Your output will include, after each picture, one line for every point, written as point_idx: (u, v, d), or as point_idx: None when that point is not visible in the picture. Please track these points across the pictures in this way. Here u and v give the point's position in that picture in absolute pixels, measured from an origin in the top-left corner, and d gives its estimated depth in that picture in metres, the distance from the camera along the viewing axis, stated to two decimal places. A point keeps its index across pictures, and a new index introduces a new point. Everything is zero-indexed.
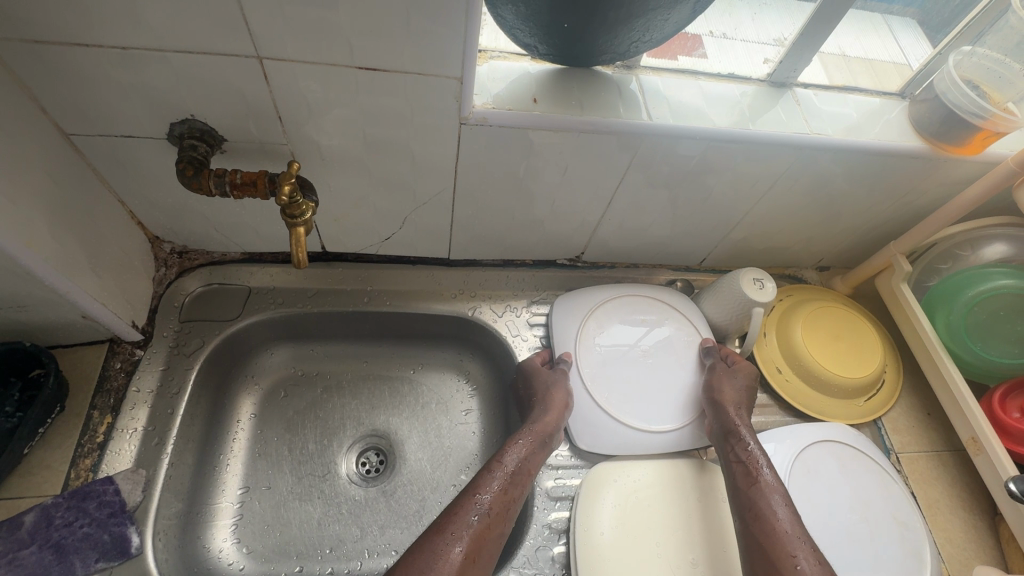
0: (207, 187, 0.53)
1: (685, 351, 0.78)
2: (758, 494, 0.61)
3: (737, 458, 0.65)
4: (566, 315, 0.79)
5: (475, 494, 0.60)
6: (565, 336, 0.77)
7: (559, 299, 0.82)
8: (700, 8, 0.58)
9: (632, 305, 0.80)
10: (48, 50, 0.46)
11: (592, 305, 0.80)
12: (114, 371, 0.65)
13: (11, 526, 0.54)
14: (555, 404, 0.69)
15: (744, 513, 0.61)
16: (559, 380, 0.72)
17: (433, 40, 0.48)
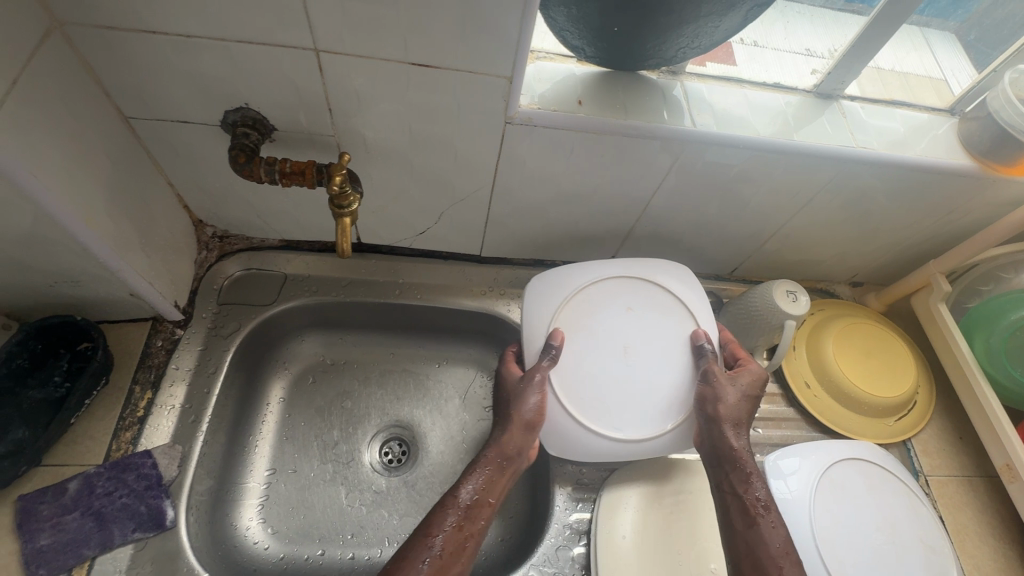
0: (258, 174, 0.54)
1: (674, 345, 0.67)
2: (758, 542, 0.55)
3: (737, 492, 0.59)
4: (538, 306, 0.68)
5: (427, 536, 0.54)
6: (537, 331, 0.67)
7: (529, 287, 0.71)
8: (752, 16, 0.57)
9: (614, 289, 0.69)
10: (116, 37, 0.47)
11: (566, 293, 0.68)
12: (156, 348, 0.67)
13: (57, 491, 0.56)
14: (518, 424, 0.62)
15: (741, 561, 0.55)
16: (527, 395, 0.63)
17: (488, 39, 0.49)
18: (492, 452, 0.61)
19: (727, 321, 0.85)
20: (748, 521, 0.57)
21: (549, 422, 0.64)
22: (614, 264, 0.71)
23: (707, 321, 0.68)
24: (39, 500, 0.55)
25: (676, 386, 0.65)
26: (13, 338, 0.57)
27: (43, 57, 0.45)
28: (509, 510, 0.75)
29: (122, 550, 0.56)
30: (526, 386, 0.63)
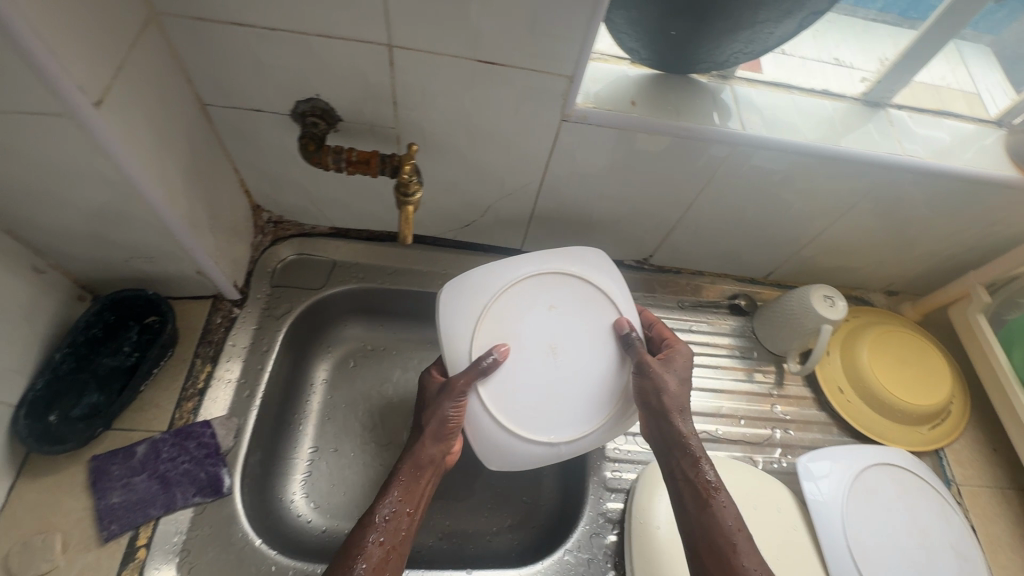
0: (326, 162, 0.57)
1: (598, 337, 0.63)
2: (713, 526, 0.56)
3: (688, 476, 0.59)
4: (455, 309, 0.61)
5: (348, 557, 0.52)
6: (460, 335, 0.60)
7: (443, 291, 0.63)
8: (807, 23, 0.59)
9: (539, 284, 0.64)
10: (207, 28, 0.50)
11: (488, 293, 0.62)
12: (215, 325, 0.71)
13: (127, 454, 0.60)
14: (433, 434, 0.60)
15: (698, 546, 0.55)
16: (442, 404, 0.59)
17: (553, 39, 0.51)
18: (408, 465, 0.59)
19: (761, 326, 0.86)
20: (699, 505, 0.57)
21: (482, 435, 0.59)
22: (538, 255, 0.65)
23: (628, 309, 0.65)
24: (110, 461, 0.59)
25: (606, 381, 0.62)
26: (90, 309, 0.61)
27: (142, 45, 0.48)
28: (541, 498, 0.77)
29: (184, 512, 0.59)
30: (442, 396, 0.59)
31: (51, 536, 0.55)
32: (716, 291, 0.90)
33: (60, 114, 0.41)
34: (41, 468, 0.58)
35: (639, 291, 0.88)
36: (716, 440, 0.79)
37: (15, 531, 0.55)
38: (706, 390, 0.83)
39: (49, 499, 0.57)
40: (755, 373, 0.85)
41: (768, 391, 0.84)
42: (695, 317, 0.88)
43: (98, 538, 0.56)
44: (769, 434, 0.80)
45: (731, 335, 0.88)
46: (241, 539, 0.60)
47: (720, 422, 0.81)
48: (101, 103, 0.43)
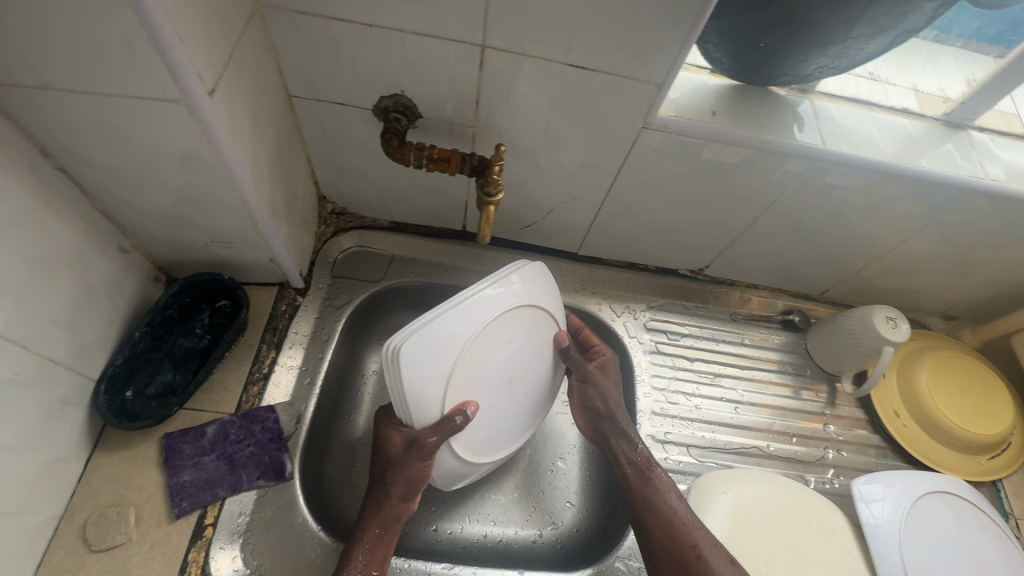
0: (409, 159, 0.58)
1: (542, 357, 0.62)
2: (660, 505, 0.63)
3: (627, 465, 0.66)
4: (421, 366, 0.51)
5: None
6: (424, 392, 0.52)
7: (395, 348, 0.50)
8: (898, 40, 0.58)
9: (498, 318, 0.56)
10: (307, 21, 0.52)
11: (449, 340, 0.52)
12: (281, 312, 0.72)
13: (197, 433, 0.61)
14: (401, 493, 0.58)
15: (648, 524, 0.63)
16: (412, 464, 0.56)
17: (647, 46, 0.51)
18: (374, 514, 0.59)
19: (816, 344, 0.85)
20: (644, 487, 0.64)
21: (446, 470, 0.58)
22: (493, 279, 0.57)
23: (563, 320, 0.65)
24: (182, 439, 0.61)
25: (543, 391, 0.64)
26: (170, 290, 0.62)
27: (248, 35, 0.49)
28: (589, 503, 0.76)
29: (248, 494, 0.61)
30: (411, 459, 0.55)
31: (125, 509, 0.56)
32: (770, 306, 0.89)
33: (178, 101, 0.43)
34: (117, 441, 0.60)
35: (692, 301, 0.87)
36: (767, 456, 0.78)
37: (93, 501, 0.56)
38: (757, 406, 0.82)
39: (123, 472, 0.58)
40: (802, 391, 0.84)
41: (820, 410, 0.83)
42: (747, 331, 0.87)
43: (169, 514, 0.57)
44: (821, 454, 0.80)
45: (782, 351, 0.87)
46: (301, 525, 0.62)
47: (771, 439, 0.80)
48: (214, 92, 0.44)
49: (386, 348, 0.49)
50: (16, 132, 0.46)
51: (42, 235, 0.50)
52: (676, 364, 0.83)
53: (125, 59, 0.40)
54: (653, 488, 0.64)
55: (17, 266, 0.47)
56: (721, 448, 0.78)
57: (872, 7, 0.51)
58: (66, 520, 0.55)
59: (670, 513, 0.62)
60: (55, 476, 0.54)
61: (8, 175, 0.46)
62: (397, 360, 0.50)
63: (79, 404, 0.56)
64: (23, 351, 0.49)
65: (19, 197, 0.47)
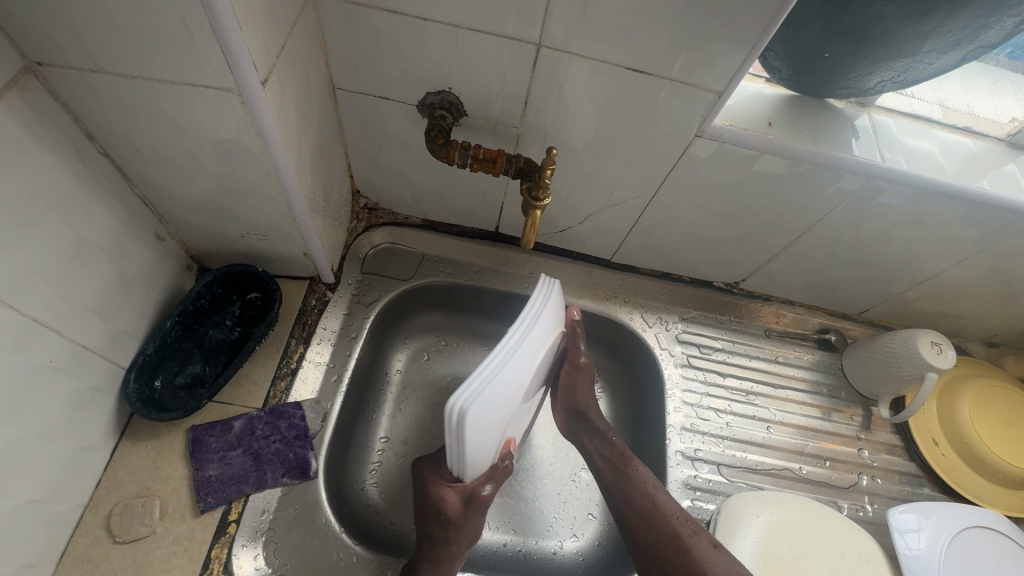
0: (455, 158, 0.57)
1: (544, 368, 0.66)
2: (638, 495, 0.62)
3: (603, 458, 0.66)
4: (482, 425, 0.46)
5: None
6: (479, 447, 0.49)
7: (464, 412, 0.42)
8: (970, 56, 0.55)
9: (535, 355, 0.53)
10: (360, 12, 0.50)
11: (504, 391, 0.48)
12: (311, 307, 0.71)
13: (224, 427, 0.60)
14: (462, 547, 0.59)
15: (627, 518, 0.62)
16: (472, 519, 0.58)
17: (709, 52, 0.49)
18: (435, 568, 0.58)
19: (853, 365, 0.82)
20: (620, 479, 0.64)
21: None
22: (527, 310, 0.52)
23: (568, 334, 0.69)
24: (208, 432, 0.60)
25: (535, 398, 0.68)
26: (204, 280, 0.62)
27: (300, 25, 0.48)
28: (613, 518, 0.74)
29: (272, 491, 0.60)
30: (472, 514, 0.57)
31: (150, 501, 0.55)
32: (807, 324, 0.86)
33: (231, 91, 0.43)
34: (144, 431, 0.59)
35: (726, 315, 0.85)
36: (798, 479, 0.76)
37: (117, 491, 0.56)
38: (790, 427, 0.80)
39: (149, 464, 0.57)
40: (833, 413, 0.81)
41: (854, 434, 0.80)
42: (782, 348, 0.84)
43: (194, 509, 0.56)
44: (856, 480, 0.77)
45: (817, 371, 0.84)
46: (325, 525, 0.61)
47: (804, 461, 0.78)
48: (266, 82, 0.44)
49: (458, 413, 0.39)
50: (63, 115, 0.45)
51: (82, 221, 0.49)
52: (708, 380, 0.80)
53: (184, 45, 0.39)
54: (630, 478, 0.63)
55: (57, 250, 0.47)
56: (752, 469, 0.76)
57: (951, 20, 0.49)
58: (91, 510, 0.54)
59: (648, 502, 0.61)
60: (83, 465, 0.53)
61: (52, 158, 0.45)
62: (461, 423, 0.42)
63: (110, 393, 0.55)
64: (58, 337, 0.48)
65: (63, 180, 0.46)
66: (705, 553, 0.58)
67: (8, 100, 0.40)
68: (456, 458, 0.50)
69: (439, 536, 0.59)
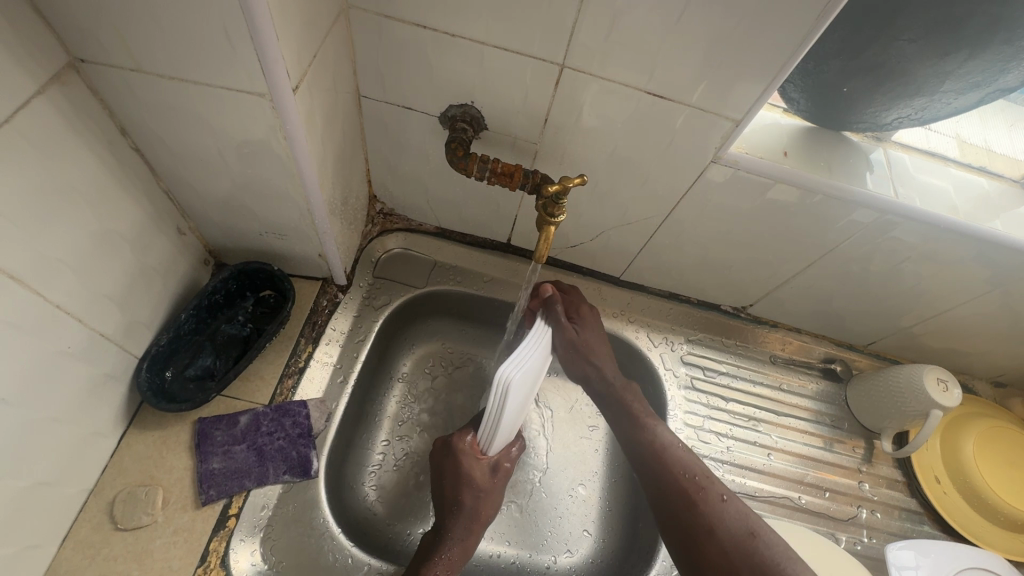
0: (473, 170, 0.58)
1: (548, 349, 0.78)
2: (654, 448, 0.60)
3: (620, 407, 0.65)
4: (515, 395, 0.54)
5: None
6: (509, 419, 0.59)
7: (509, 382, 0.50)
8: (989, 97, 0.56)
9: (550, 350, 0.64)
10: (391, 25, 0.52)
11: (531, 371, 0.56)
12: (322, 307, 0.71)
13: (230, 422, 0.61)
14: (485, 518, 0.65)
15: (644, 466, 0.60)
16: (494, 488, 0.65)
17: (728, 82, 0.50)
18: (464, 535, 0.62)
19: (857, 398, 0.82)
20: (637, 429, 0.62)
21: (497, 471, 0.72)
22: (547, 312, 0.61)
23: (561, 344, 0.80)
24: (214, 426, 0.60)
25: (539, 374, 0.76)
26: (220, 276, 0.63)
27: (332, 35, 0.50)
28: (607, 535, 0.74)
29: (273, 488, 0.60)
30: (495, 482, 0.66)
31: (153, 490, 0.56)
32: (813, 353, 0.86)
33: (263, 95, 0.44)
34: (151, 421, 0.60)
35: (731, 338, 0.85)
36: (796, 508, 0.76)
37: (122, 478, 0.57)
38: (790, 455, 0.79)
39: (154, 453, 0.58)
40: (835, 443, 0.81)
41: (855, 466, 0.80)
42: (785, 376, 0.84)
43: (196, 501, 0.57)
44: (855, 512, 0.77)
45: (821, 401, 0.84)
46: (322, 525, 0.61)
47: (803, 491, 0.77)
48: (297, 90, 0.46)
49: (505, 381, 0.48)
50: (100, 109, 0.47)
51: (111, 212, 0.50)
52: (711, 403, 0.80)
53: (222, 50, 0.41)
54: (646, 430, 0.62)
55: (84, 240, 0.48)
56: (751, 496, 0.75)
57: (971, 62, 0.49)
58: (96, 495, 0.55)
59: (665, 452, 0.60)
60: (91, 451, 0.54)
61: (87, 149, 0.46)
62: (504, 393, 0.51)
63: (122, 381, 0.56)
64: (78, 324, 0.49)
65: (95, 171, 0.48)
66: (722, 510, 0.55)
67: (51, 94, 0.42)
68: (488, 432, 0.60)
69: (469, 507, 0.63)
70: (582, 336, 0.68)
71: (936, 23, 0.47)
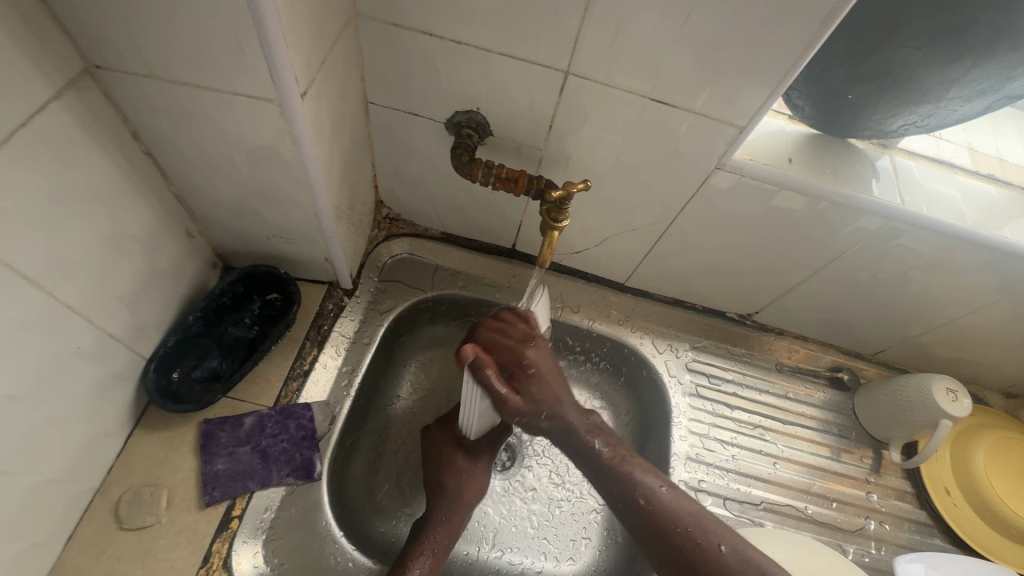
0: (478, 176, 0.58)
1: None
2: (638, 504, 0.56)
3: (592, 457, 0.61)
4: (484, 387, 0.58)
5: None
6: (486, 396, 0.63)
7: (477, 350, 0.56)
8: (997, 104, 0.56)
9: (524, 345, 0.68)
10: (398, 33, 0.53)
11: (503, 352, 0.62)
12: (327, 311, 0.72)
13: (235, 423, 0.62)
14: (471, 499, 0.65)
15: (641, 528, 0.56)
16: (478, 473, 0.67)
17: (733, 90, 0.51)
18: (448, 514, 0.63)
19: (865, 407, 0.81)
20: (618, 481, 0.58)
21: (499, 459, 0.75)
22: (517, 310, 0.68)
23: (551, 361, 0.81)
24: (219, 427, 0.61)
25: None
26: (227, 278, 0.64)
27: (340, 42, 0.51)
28: (612, 542, 0.74)
29: (276, 490, 0.60)
30: (479, 466, 0.67)
31: (158, 490, 0.57)
32: (820, 361, 0.85)
33: (271, 101, 0.45)
34: (158, 421, 0.60)
35: (737, 345, 0.85)
36: (804, 519, 0.75)
37: (129, 478, 0.57)
38: (797, 465, 0.78)
39: (160, 453, 0.59)
40: (842, 453, 0.80)
41: (864, 476, 0.79)
42: (792, 384, 0.83)
43: (200, 501, 0.57)
44: (863, 524, 0.76)
45: (828, 410, 0.83)
46: (324, 529, 0.61)
47: (810, 501, 0.76)
48: (306, 94, 0.46)
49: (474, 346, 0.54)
50: (114, 115, 0.48)
51: (123, 215, 0.51)
52: (717, 411, 0.80)
53: (234, 58, 0.42)
54: (625, 481, 0.58)
55: (96, 243, 0.49)
56: (756, 505, 0.75)
57: (977, 68, 0.49)
58: (101, 495, 0.56)
59: (643, 510, 0.56)
60: (98, 450, 0.55)
61: (102, 153, 0.47)
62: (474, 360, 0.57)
63: (130, 381, 0.57)
64: (88, 325, 0.50)
65: (108, 175, 0.49)
66: (713, 559, 0.51)
67: (67, 99, 0.43)
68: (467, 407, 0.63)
69: (452, 487, 0.65)
70: (535, 397, 0.62)
71: (941, 30, 0.47)
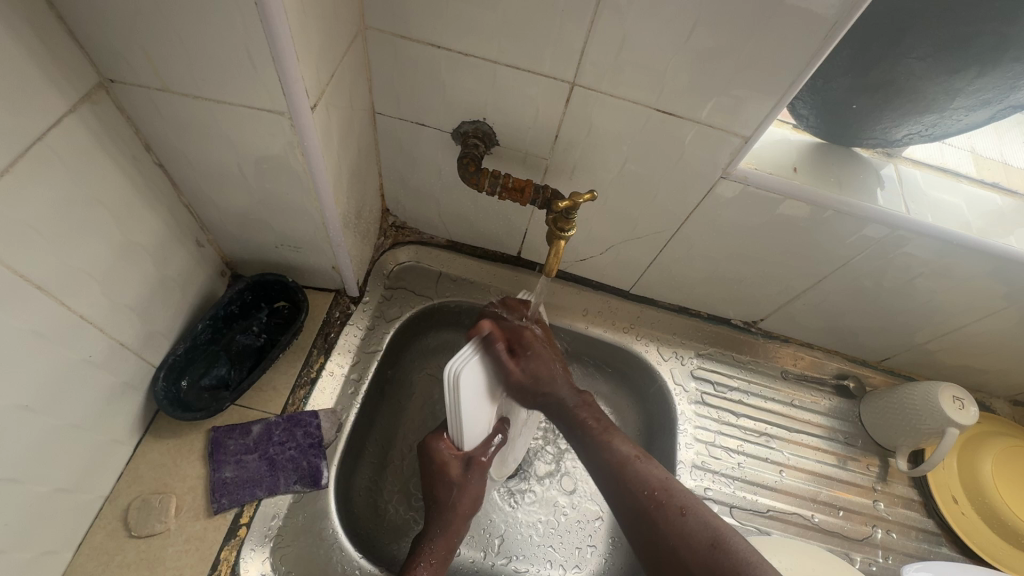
0: (484, 186, 0.59)
1: None
2: (612, 467, 0.58)
3: (577, 425, 0.63)
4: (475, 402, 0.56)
5: None
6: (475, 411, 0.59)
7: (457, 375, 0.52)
8: (1002, 113, 0.56)
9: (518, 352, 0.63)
10: (406, 45, 0.54)
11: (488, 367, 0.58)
12: (334, 318, 0.72)
13: (244, 431, 0.62)
14: (465, 510, 0.64)
15: (612, 490, 0.58)
16: (471, 484, 0.64)
17: (738, 101, 0.51)
18: (442, 527, 0.63)
19: (871, 414, 0.80)
20: (596, 446, 0.61)
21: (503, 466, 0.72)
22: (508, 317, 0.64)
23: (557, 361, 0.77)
24: (228, 434, 0.61)
25: None
26: (236, 287, 0.64)
27: (349, 55, 0.52)
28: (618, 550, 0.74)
29: (283, 497, 0.60)
30: (472, 478, 0.64)
31: (167, 498, 0.57)
32: (825, 369, 0.85)
33: (282, 113, 0.46)
34: (166, 429, 0.61)
35: (742, 353, 0.84)
36: (810, 527, 0.75)
37: (137, 486, 0.57)
38: (803, 473, 0.78)
39: (169, 461, 0.59)
40: (848, 461, 0.80)
41: (870, 484, 0.79)
42: (797, 392, 0.83)
43: (208, 509, 0.58)
44: (870, 532, 0.75)
45: (834, 417, 0.83)
46: (332, 536, 0.61)
47: (816, 509, 0.76)
48: (315, 107, 0.47)
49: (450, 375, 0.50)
50: (128, 127, 0.49)
51: (135, 225, 0.52)
52: (722, 418, 0.80)
53: (246, 72, 0.43)
54: (602, 446, 0.60)
55: (108, 253, 0.49)
56: (762, 512, 0.75)
57: (981, 79, 0.50)
58: (110, 503, 0.56)
59: (615, 473, 0.58)
60: (108, 457, 0.55)
61: (114, 165, 0.48)
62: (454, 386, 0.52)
63: (139, 389, 0.57)
64: (99, 334, 0.50)
65: (120, 186, 0.49)
66: (675, 522, 0.53)
67: (82, 113, 0.44)
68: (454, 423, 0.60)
69: (445, 500, 0.64)
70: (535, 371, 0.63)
71: (945, 42, 0.47)
